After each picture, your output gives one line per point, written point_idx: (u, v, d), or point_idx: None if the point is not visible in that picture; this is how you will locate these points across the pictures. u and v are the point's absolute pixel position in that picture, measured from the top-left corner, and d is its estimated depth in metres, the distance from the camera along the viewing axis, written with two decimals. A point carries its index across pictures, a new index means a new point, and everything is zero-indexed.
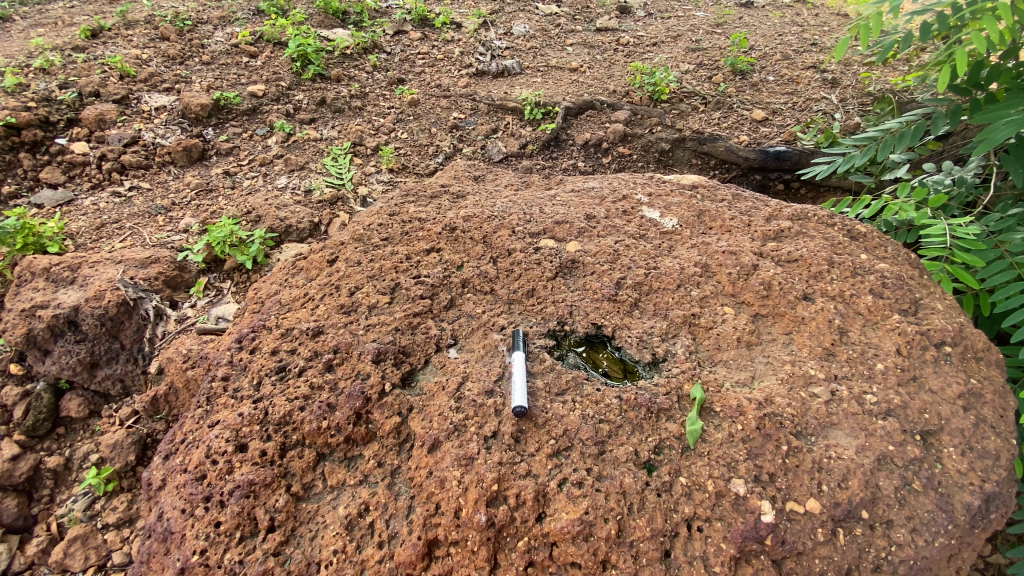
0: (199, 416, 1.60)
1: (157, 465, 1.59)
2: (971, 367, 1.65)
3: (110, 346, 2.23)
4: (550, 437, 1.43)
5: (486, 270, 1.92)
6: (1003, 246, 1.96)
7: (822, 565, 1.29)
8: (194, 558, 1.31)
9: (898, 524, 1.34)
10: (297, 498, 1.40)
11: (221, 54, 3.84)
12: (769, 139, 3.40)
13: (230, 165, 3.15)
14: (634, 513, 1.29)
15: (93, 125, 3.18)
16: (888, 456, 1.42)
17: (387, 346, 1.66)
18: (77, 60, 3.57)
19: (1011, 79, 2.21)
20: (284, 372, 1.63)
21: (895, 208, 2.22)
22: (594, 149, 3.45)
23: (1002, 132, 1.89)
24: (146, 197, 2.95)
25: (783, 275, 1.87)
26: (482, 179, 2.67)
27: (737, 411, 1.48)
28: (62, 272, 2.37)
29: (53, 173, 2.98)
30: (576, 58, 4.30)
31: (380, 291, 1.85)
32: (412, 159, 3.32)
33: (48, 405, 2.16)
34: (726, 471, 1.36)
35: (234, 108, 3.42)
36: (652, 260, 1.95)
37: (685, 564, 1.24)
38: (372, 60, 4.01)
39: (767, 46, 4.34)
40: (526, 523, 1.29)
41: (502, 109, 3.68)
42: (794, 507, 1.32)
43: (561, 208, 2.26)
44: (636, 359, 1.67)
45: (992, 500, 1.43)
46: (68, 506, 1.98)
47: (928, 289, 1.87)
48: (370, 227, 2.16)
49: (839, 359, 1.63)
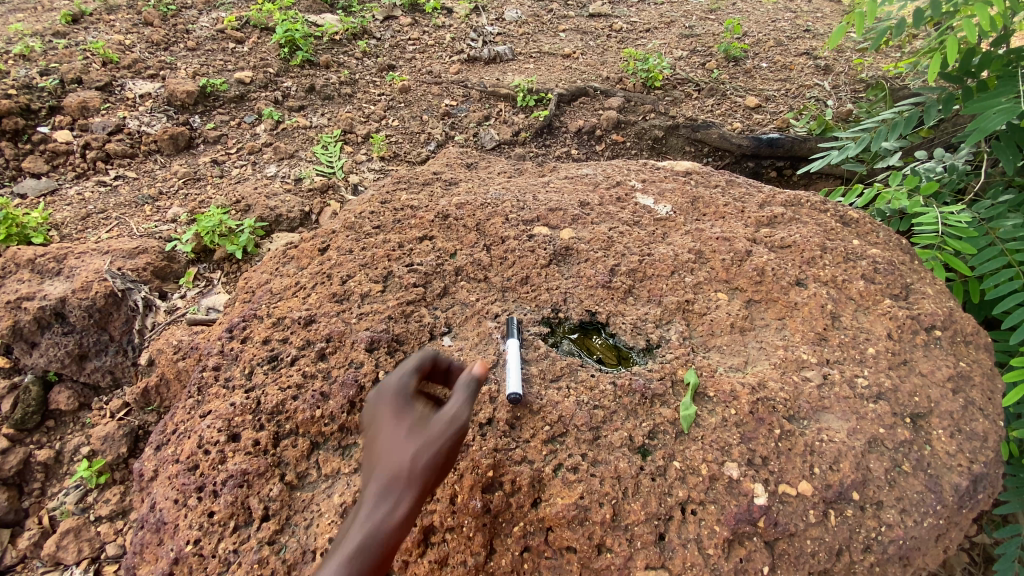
0: (190, 407, 1.58)
1: (149, 456, 1.57)
2: (961, 351, 1.67)
3: (99, 338, 2.21)
4: (545, 424, 1.43)
5: (480, 257, 1.91)
6: (993, 232, 1.98)
7: (814, 546, 1.31)
8: (187, 549, 1.31)
9: (888, 505, 1.37)
10: (292, 487, 1.39)
11: (207, 40, 3.76)
12: (762, 127, 3.43)
13: (218, 154, 3.10)
14: (629, 497, 1.31)
15: (76, 113, 3.11)
16: (878, 438, 1.44)
17: (380, 334, 1.64)
18: (58, 47, 3.48)
19: (1001, 67, 2.21)
20: (276, 361, 1.62)
21: (888, 196, 2.20)
22: (588, 136, 3.43)
23: (992, 121, 1.90)
24: (132, 186, 2.91)
25: (776, 260, 1.86)
26: (475, 166, 2.64)
27: (730, 396, 1.48)
28: (47, 263, 2.32)
29: (36, 162, 2.92)
30: (570, 44, 4.25)
31: (373, 279, 1.83)
32: (404, 147, 3.29)
33: (37, 398, 2.12)
34: (720, 455, 1.37)
35: (221, 95, 3.37)
36: (646, 247, 1.95)
37: (678, 546, 1.26)
38: (363, 46, 3.94)
39: (761, 32, 4.32)
40: (522, 509, 1.30)
41: (494, 96, 3.64)
42: (787, 489, 1.33)
43: (555, 194, 2.25)
44: (631, 346, 1.68)
45: (980, 481, 1.46)
46: (60, 498, 1.96)
47: (919, 274, 1.88)
48: (362, 215, 2.13)
49: (831, 344, 1.64)
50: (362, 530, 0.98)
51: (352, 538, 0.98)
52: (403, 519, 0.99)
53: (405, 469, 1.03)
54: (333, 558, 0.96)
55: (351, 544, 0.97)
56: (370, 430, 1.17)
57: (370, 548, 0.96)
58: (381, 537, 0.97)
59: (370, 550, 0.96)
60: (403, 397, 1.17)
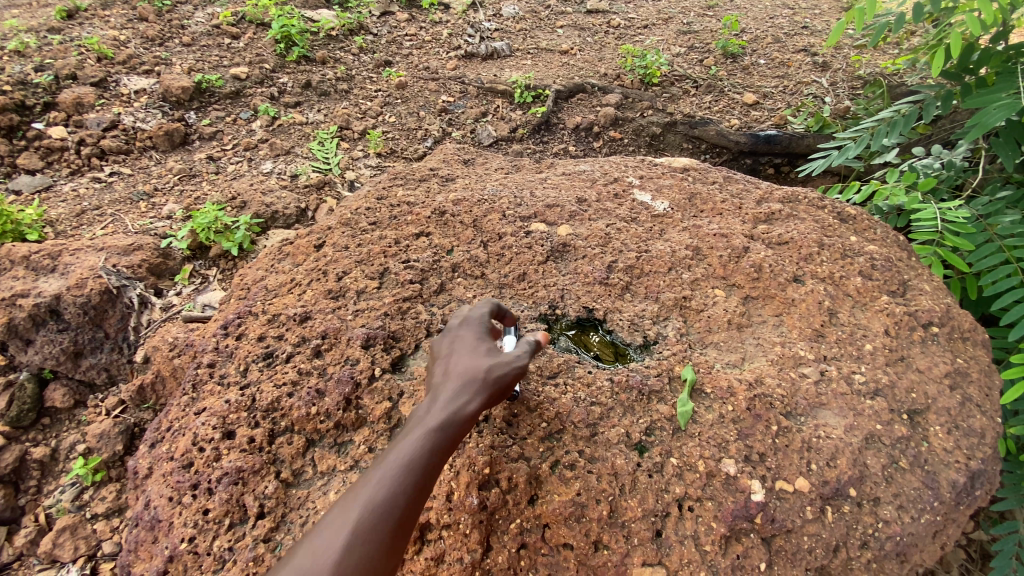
0: (185, 404, 1.57)
1: (143, 454, 1.56)
2: (958, 347, 1.67)
3: (94, 335, 2.20)
4: (542, 420, 1.42)
5: (477, 254, 1.90)
6: (991, 228, 1.98)
7: (811, 542, 1.30)
8: (182, 546, 1.30)
9: (885, 501, 1.37)
10: (287, 484, 1.39)
11: (202, 35, 3.73)
12: (760, 124, 3.43)
13: (214, 150, 3.09)
14: (626, 494, 1.31)
15: (70, 109, 3.08)
16: (875, 435, 1.44)
17: (377, 331, 1.64)
18: (53, 42, 3.44)
19: (1002, 63, 2.20)
20: (271, 358, 1.61)
21: (885, 192, 2.24)
22: (585, 133, 3.42)
23: (993, 117, 1.90)
24: (127, 182, 2.89)
25: (774, 256, 1.86)
26: (472, 163, 2.63)
27: (727, 392, 1.48)
28: (42, 260, 2.30)
29: (31, 159, 2.90)
30: (567, 41, 4.23)
31: (369, 275, 1.82)
32: (401, 144, 3.28)
33: (32, 395, 2.09)
34: (717, 452, 1.37)
35: (217, 91, 3.34)
36: (643, 243, 1.94)
37: (675, 543, 1.26)
38: (359, 42, 3.92)
39: (759, 29, 4.30)
40: (519, 506, 1.30)
41: (491, 92, 3.62)
42: (784, 486, 1.33)
43: (552, 191, 2.24)
44: (628, 343, 1.68)
45: (977, 477, 1.46)
46: (56, 496, 1.96)
47: (916, 270, 1.88)
48: (358, 211, 2.12)
49: (828, 340, 1.64)
50: (444, 407, 1.13)
51: (433, 413, 1.12)
52: (478, 409, 1.15)
53: (484, 370, 1.20)
54: (416, 427, 1.10)
55: (433, 417, 1.11)
56: (446, 342, 1.33)
57: (448, 425, 1.11)
58: (458, 419, 1.12)
59: (447, 429, 1.10)
60: (485, 322, 1.34)
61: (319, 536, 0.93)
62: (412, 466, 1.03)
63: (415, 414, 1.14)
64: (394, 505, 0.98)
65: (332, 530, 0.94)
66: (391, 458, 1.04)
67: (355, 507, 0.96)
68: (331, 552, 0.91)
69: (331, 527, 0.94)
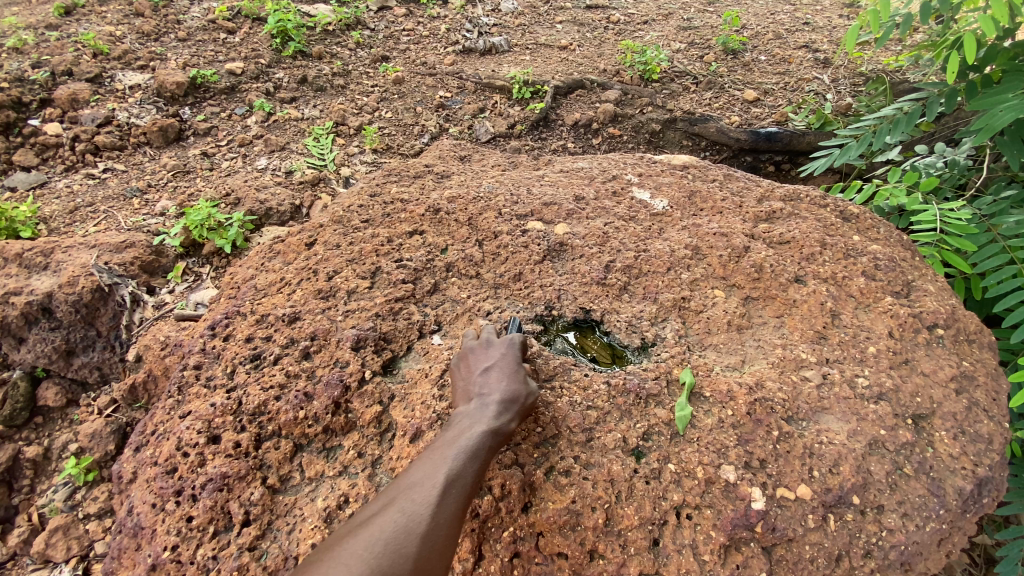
0: (170, 407, 1.54)
1: (128, 457, 1.53)
2: (964, 350, 1.63)
3: (86, 334, 2.17)
4: (537, 425, 1.38)
5: (472, 253, 1.86)
6: (994, 229, 1.93)
7: (813, 552, 1.27)
8: (165, 555, 1.27)
9: (889, 509, 1.33)
10: (274, 490, 1.35)
11: (197, 30, 3.69)
12: (761, 120, 3.39)
13: (208, 146, 3.05)
14: (622, 501, 1.27)
15: (65, 105, 3.04)
16: (879, 440, 1.40)
17: (367, 332, 1.60)
18: (49, 39, 3.40)
19: (1008, 60, 2.15)
20: (259, 360, 1.57)
21: (886, 193, 2.15)
22: (584, 129, 3.38)
23: (1000, 119, 1.85)
24: (122, 179, 2.85)
25: (775, 256, 1.82)
26: (468, 159, 2.59)
27: (726, 396, 1.44)
28: (34, 258, 2.27)
29: (26, 155, 2.87)
30: (566, 36, 4.18)
31: (360, 275, 1.78)
32: (397, 140, 3.23)
33: (25, 395, 2.07)
34: (716, 458, 1.33)
35: (212, 86, 3.30)
36: (642, 243, 1.90)
37: (672, 552, 1.23)
38: (356, 37, 3.87)
39: (760, 24, 4.25)
40: (512, 514, 1.26)
41: (490, 88, 3.57)
42: (785, 493, 1.29)
43: (549, 188, 2.20)
44: (625, 345, 1.64)
45: (984, 485, 1.42)
46: (49, 495, 1.91)
47: (920, 271, 1.84)
48: (350, 208, 2.08)
49: (830, 343, 1.60)
50: (499, 409, 1.24)
51: (487, 414, 1.24)
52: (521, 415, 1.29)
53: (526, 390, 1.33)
54: (475, 421, 1.22)
55: (489, 417, 1.22)
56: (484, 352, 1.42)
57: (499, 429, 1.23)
58: (509, 421, 1.25)
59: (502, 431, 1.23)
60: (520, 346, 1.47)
61: (409, 501, 1.04)
62: (475, 455, 1.15)
63: (468, 413, 1.25)
64: (465, 486, 1.10)
65: (415, 504, 1.04)
66: (456, 448, 1.15)
67: (434, 486, 1.07)
68: (420, 520, 1.01)
69: (420, 494, 1.06)
